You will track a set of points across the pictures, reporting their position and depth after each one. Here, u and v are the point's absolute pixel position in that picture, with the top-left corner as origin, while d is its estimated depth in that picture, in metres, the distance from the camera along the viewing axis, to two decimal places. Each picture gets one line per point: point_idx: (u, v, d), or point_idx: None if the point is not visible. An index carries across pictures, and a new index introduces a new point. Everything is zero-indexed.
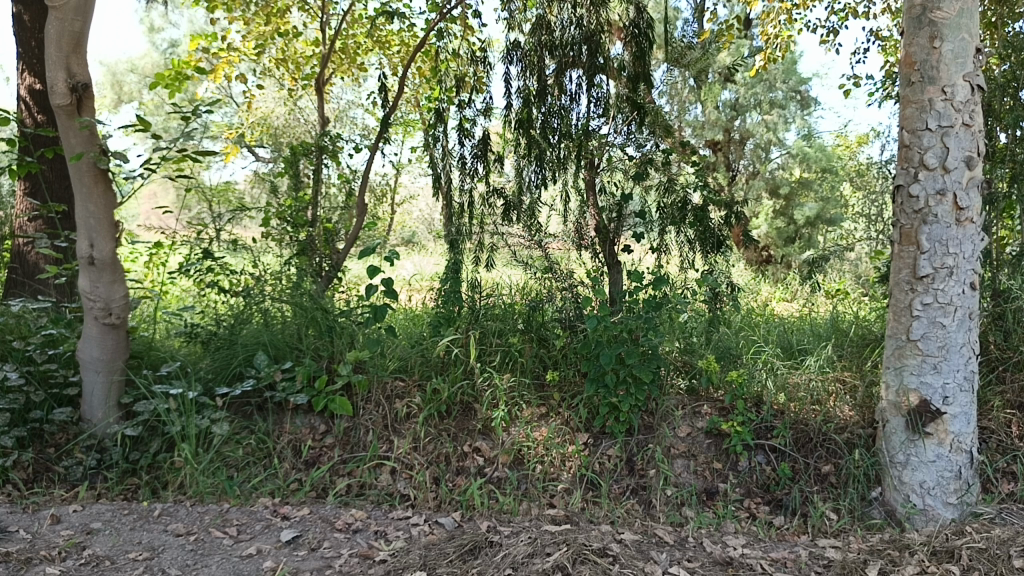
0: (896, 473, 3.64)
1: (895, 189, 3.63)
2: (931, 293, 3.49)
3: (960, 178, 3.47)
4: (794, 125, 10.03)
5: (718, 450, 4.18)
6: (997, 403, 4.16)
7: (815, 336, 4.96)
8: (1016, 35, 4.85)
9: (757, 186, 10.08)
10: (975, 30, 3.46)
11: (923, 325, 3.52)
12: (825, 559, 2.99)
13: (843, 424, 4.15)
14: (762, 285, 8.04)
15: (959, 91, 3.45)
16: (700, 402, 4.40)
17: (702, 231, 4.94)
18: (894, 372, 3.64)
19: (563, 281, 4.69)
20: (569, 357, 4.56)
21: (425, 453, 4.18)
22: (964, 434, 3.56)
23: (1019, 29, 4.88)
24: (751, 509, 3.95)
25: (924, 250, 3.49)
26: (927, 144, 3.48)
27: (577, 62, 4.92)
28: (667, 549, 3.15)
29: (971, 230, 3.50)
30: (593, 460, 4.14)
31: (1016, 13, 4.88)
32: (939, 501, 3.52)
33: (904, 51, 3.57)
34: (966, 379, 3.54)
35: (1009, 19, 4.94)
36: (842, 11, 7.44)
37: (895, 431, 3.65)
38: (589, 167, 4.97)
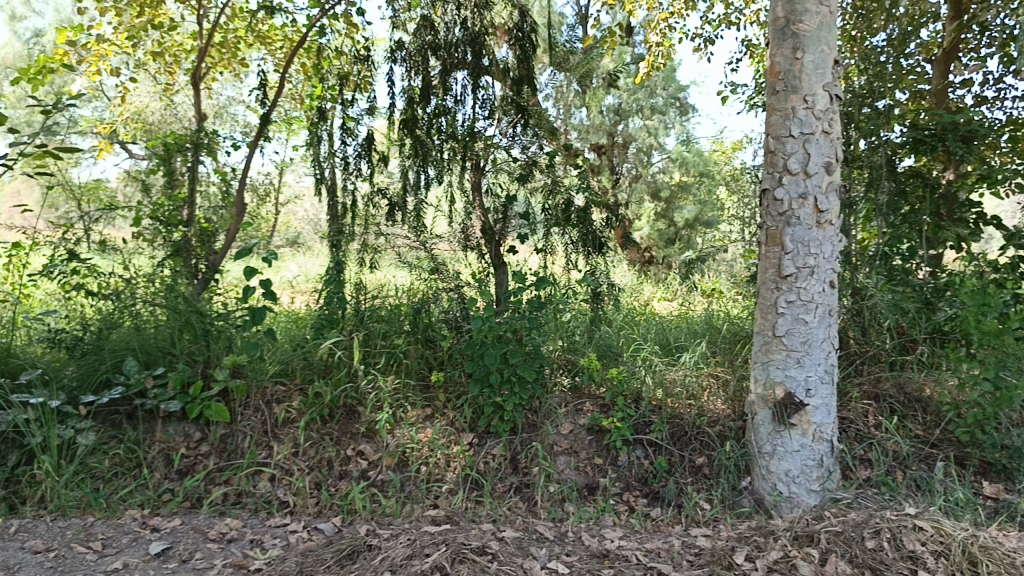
0: (763, 463, 3.83)
1: (761, 193, 3.82)
2: (794, 291, 3.69)
3: (820, 182, 3.67)
4: (673, 131, 10.44)
5: (599, 446, 4.28)
6: (855, 394, 4.40)
7: (693, 334, 5.12)
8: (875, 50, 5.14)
9: (639, 189, 10.41)
10: (834, 43, 3.68)
11: (787, 321, 3.72)
12: (697, 547, 3.04)
13: (715, 417, 4.32)
14: (644, 285, 8.36)
15: (819, 100, 3.65)
16: (582, 399, 4.48)
17: (585, 232, 5.04)
18: (761, 367, 3.83)
19: (449, 283, 4.71)
20: (455, 358, 4.56)
21: (305, 458, 4.11)
22: (825, 425, 3.76)
23: (877, 43, 5.17)
24: (630, 502, 4.05)
25: (788, 250, 3.69)
26: (790, 150, 3.68)
27: (461, 63, 4.95)
28: (546, 544, 3.19)
29: (831, 231, 3.71)
30: (478, 459, 4.15)
31: (873, 27, 5.17)
32: (803, 489, 3.72)
33: (769, 61, 3.76)
34: (826, 372, 3.75)
35: (867, 34, 5.24)
36: (716, 21, 7.77)
37: (763, 423, 3.83)
38: (474, 169, 5.01)
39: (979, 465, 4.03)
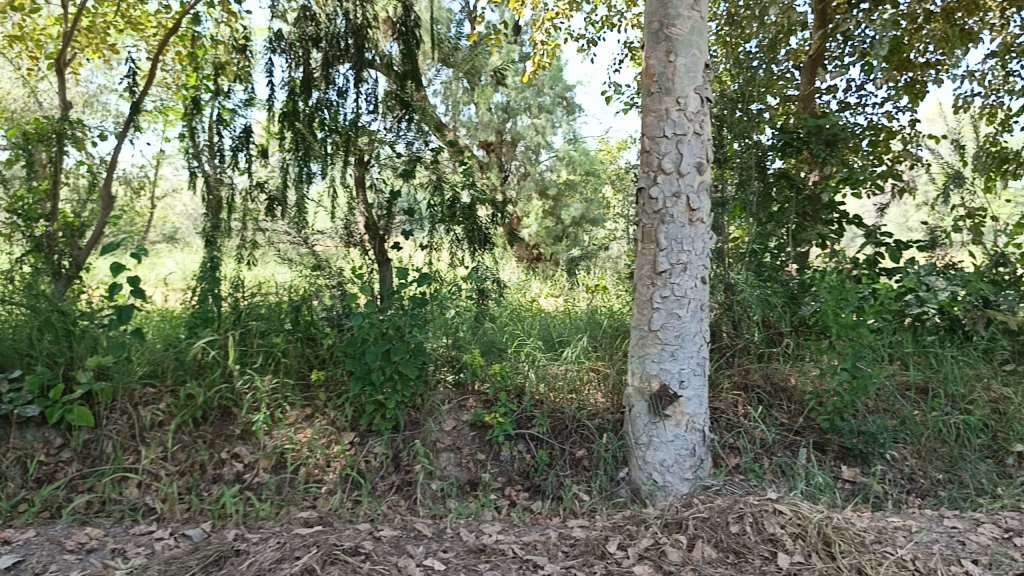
0: (640, 454, 3.93)
1: (637, 191, 3.93)
2: (668, 287, 3.81)
3: (692, 181, 3.80)
4: (559, 130, 10.59)
5: (481, 441, 4.29)
6: (726, 385, 4.57)
7: (576, 330, 5.20)
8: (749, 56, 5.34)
9: (527, 187, 10.51)
10: (704, 48, 3.81)
11: (662, 316, 3.83)
12: (572, 539, 3.09)
13: (595, 410, 4.41)
14: (532, 282, 8.47)
15: (690, 102, 3.78)
16: (465, 395, 4.48)
17: (470, 229, 5.06)
18: (637, 361, 3.93)
19: (330, 278, 4.67)
20: (336, 356, 4.46)
21: (176, 463, 3.96)
22: (697, 415, 3.90)
23: (750, 49, 5.38)
24: (511, 496, 4.08)
25: (662, 247, 3.80)
26: (664, 150, 3.79)
27: (343, 56, 4.87)
28: (424, 541, 3.18)
29: (702, 229, 3.85)
30: (358, 459, 4.10)
31: (746, 34, 5.40)
32: (676, 477, 3.85)
33: (644, 63, 3.86)
34: (698, 365, 3.89)
35: (741, 40, 5.45)
36: (599, 23, 7.93)
37: (639, 415, 3.94)
38: (359, 164, 4.94)
39: (838, 450, 4.26)
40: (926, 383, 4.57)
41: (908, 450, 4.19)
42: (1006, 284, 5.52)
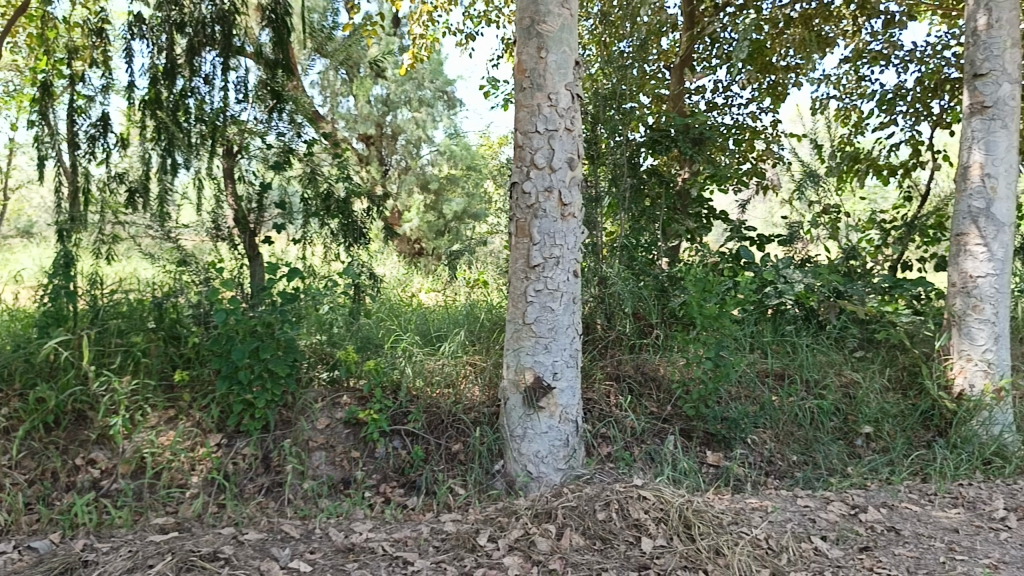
0: (514, 446, 3.96)
1: (511, 186, 3.95)
2: (541, 280, 3.86)
3: (563, 176, 3.86)
4: (440, 124, 10.54)
5: (356, 439, 4.22)
6: (599, 375, 4.67)
7: (454, 324, 5.19)
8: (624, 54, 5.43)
9: (408, 181, 10.42)
10: (575, 45, 3.87)
11: (536, 309, 3.88)
12: (443, 533, 3.08)
13: (471, 404, 4.41)
14: (412, 277, 8.43)
15: (562, 98, 3.83)
16: (339, 392, 4.39)
17: (345, 222, 4.98)
18: (512, 354, 3.96)
19: (197, 275, 4.38)
20: (202, 355, 4.22)
21: (25, 471, 3.73)
22: (570, 406, 3.98)
23: (624, 49, 5.47)
24: (385, 494, 4.04)
25: (535, 241, 3.84)
26: (536, 145, 3.83)
27: (209, 42, 4.68)
28: (290, 543, 3.10)
29: (574, 223, 3.91)
30: (225, 461, 3.96)
31: (620, 34, 5.48)
32: (550, 468, 3.91)
33: (516, 58, 3.88)
34: (571, 356, 3.96)
35: (614, 39, 5.52)
36: (477, 18, 7.93)
37: (514, 407, 3.96)
38: (227, 155, 4.76)
39: (703, 436, 4.44)
40: (784, 370, 4.82)
41: (767, 434, 4.41)
42: (857, 276, 5.87)
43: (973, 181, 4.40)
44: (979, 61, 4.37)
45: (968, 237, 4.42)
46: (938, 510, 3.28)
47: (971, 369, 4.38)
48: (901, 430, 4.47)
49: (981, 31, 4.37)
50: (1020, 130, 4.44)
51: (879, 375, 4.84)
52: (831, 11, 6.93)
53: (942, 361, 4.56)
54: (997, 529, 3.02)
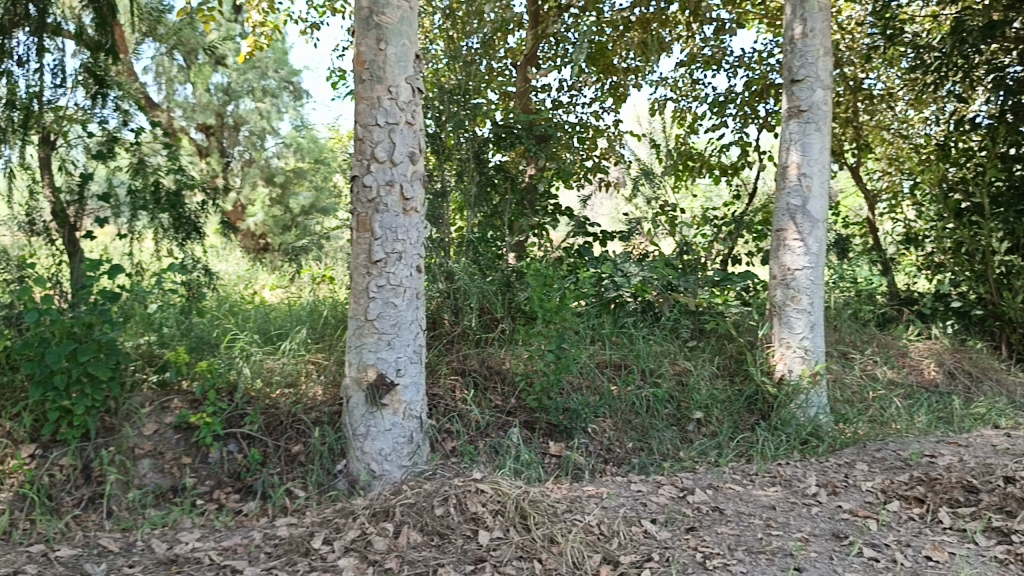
0: (357, 445, 3.88)
1: (350, 179, 3.86)
2: (384, 276, 3.80)
3: (405, 171, 3.82)
4: (286, 115, 10.16)
5: (187, 444, 4.00)
6: (444, 370, 4.67)
7: (297, 321, 5.02)
8: (471, 52, 5.49)
9: (252, 174, 10.03)
10: (415, 38, 3.83)
11: (379, 305, 3.82)
12: (276, 538, 2.98)
13: (312, 403, 4.30)
14: (255, 273, 8.13)
15: (402, 91, 3.78)
16: (169, 396, 4.12)
17: (176, 216, 4.71)
18: (354, 351, 3.89)
19: (11, 274, 4.13)
20: (12, 360, 3.85)
21: None
22: (414, 402, 3.95)
23: (472, 45, 5.50)
24: (219, 500, 3.87)
25: (376, 236, 3.78)
26: (377, 138, 3.76)
27: (19, 20, 4.31)
28: (108, 559, 2.91)
29: (416, 218, 3.88)
30: (40, 473, 3.68)
31: (468, 29, 5.50)
32: (395, 465, 3.87)
33: (355, 50, 3.79)
34: (415, 352, 3.94)
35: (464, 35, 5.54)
36: (322, 8, 7.71)
37: (356, 406, 3.89)
38: (43, 143, 4.38)
39: (546, 427, 4.53)
40: (623, 361, 4.99)
41: (607, 423, 4.55)
42: (689, 270, 6.20)
43: (791, 180, 4.71)
44: (795, 68, 4.68)
45: (787, 233, 4.73)
46: (757, 489, 3.49)
47: (789, 355, 4.69)
48: (729, 414, 4.73)
49: (797, 39, 4.66)
50: (831, 133, 4.79)
51: (709, 363, 5.10)
52: (668, 15, 7.19)
53: (765, 349, 4.86)
54: (808, 504, 3.24)
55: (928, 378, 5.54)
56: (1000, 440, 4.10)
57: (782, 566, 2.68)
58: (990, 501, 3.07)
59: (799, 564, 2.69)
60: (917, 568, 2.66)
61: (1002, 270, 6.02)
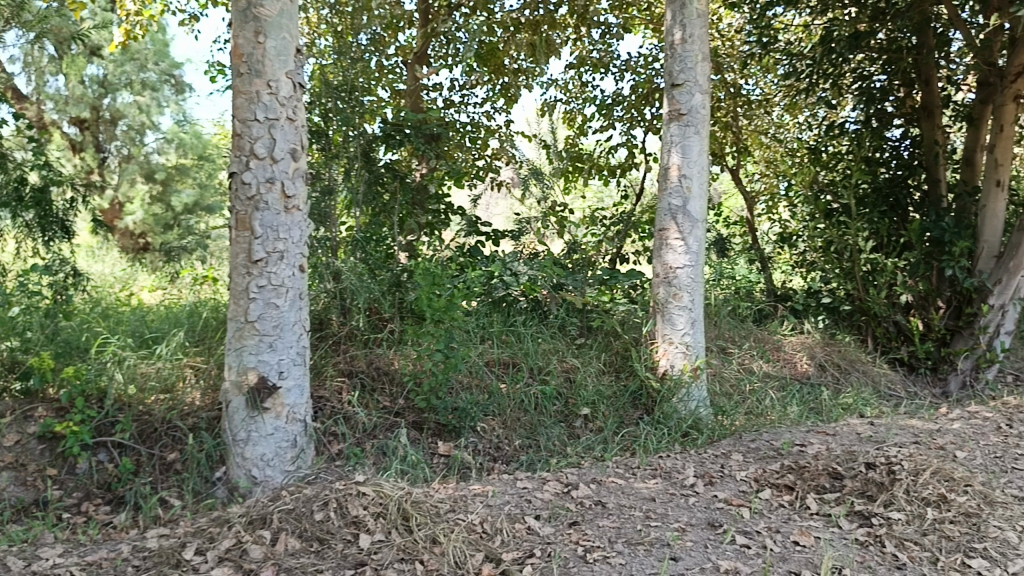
0: (238, 451, 3.75)
1: (228, 176, 3.73)
2: (265, 276, 3.69)
3: (286, 168, 3.72)
4: (167, 110, 9.67)
5: (53, 455, 3.83)
6: (330, 372, 4.59)
7: (175, 324, 4.82)
8: (360, 48, 5.39)
9: (130, 170, 9.56)
10: (296, 32, 3.73)
11: (259, 306, 3.70)
12: (144, 551, 2.85)
13: (189, 409, 4.14)
14: (133, 274, 7.75)
15: (282, 86, 3.68)
16: (33, 404, 3.92)
17: (42, 214, 4.43)
18: (233, 354, 3.75)
19: None
20: None
21: None
22: (297, 405, 3.85)
23: (362, 42, 5.40)
24: (87, 513, 3.67)
25: (257, 235, 3.67)
26: (256, 134, 3.64)
27: None
28: None
29: (298, 216, 3.79)
30: None
31: (356, 25, 5.43)
32: (278, 470, 3.77)
33: (232, 42, 3.65)
34: (298, 354, 3.84)
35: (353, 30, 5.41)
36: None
37: (236, 410, 3.75)
38: None
39: (434, 427, 4.52)
40: (512, 359, 5.02)
41: (496, 421, 4.57)
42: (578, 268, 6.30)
43: (672, 181, 4.85)
44: (676, 72, 4.81)
45: (669, 232, 4.87)
46: (639, 482, 3.57)
47: (672, 351, 4.83)
48: (614, 410, 4.82)
49: (677, 44, 4.79)
50: (709, 137, 4.96)
51: (596, 360, 5.20)
52: (556, 18, 7.27)
53: (649, 345, 4.99)
54: (686, 495, 3.35)
55: (801, 370, 5.81)
56: (864, 428, 4.34)
57: (658, 557, 2.74)
58: (852, 486, 3.24)
59: (675, 554, 2.77)
60: (785, 553, 2.77)
61: (868, 268, 6.34)
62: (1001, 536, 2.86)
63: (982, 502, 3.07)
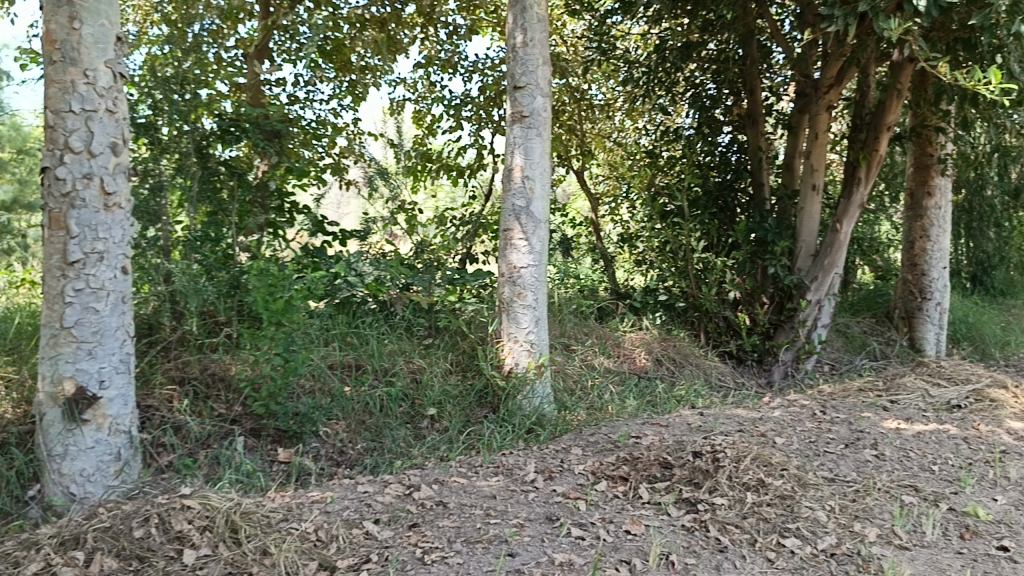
0: (53, 467, 3.46)
1: (39, 172, 3.44)
2: (82, 278, 3.44)
3: (105, 163, 3.48)
4: None
5: None
6: (159, 380, 4.36)
7: None
8: (196, 37, 5.28)
9: None
10: (115, 19, 3.50)
11: (76, 311, 3.44)
12: None
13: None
14: None
15: (100, 77, 3.44)
16: None
17: None
18: (47, 363, 3.46)
19: None
20: None
21: None
22: (121, 416, 3.62)
23: (196, 32, 5.31)
24: None
25: (73, 234, 3.41)
26: (71, 127, 3.39)
27: None
28: None
29: (119, 215, 3.57)
30: None
31: (190, 16, 5.30)
32: (100, 486, 3.53)
33: (42, 27, 3.37)
34: (121, 362, 3.62)
35: (189, 21, 5.32)
36: None
37: (52, 423, 3.46)
38: None
39: (273, 433, 4.38)
40: (356, 361, 4.93)
41: (339, 425, 4.48)
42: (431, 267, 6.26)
43: (515, 182, 4.91)
44: (518, 74, 4.88)
45: (513, 233, 4.93)
46: (480, 480, 3.60)
47: (517, 349, 4.89)
48: (460, 409, 4.83)
49: (518, 47, 4.86)
50: (551, 139, 5.05)
51: (442, 360, 5.19)
52: (404, 17, 7.23)
53: (495, 344, 5.02)
54: (527, 491, 3.41)
55: (639, 365, 6.04)
56: (695, 418, 4.57)
57: (496, 554, 2.77)
58: (681, 474, 3.39)
59: (512, 550, 2.80)
60: (617, 543, 2.86)
61: (700, 266, 6.66)
62: (811, 515, 3.07)
63: (796, 484, 3.29)
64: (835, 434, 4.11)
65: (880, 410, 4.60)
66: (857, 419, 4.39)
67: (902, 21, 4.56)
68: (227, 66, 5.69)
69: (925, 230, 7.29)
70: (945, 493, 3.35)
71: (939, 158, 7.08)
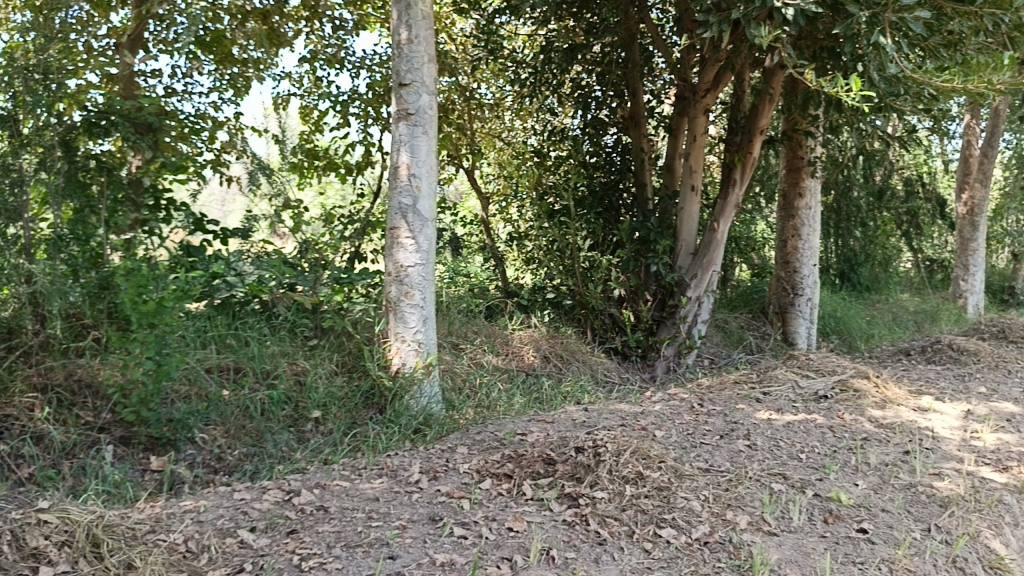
0: None
1: None
2: None
3: None
4: None
5: None
6: (19, 388, 4.11)
7: None
8: (64, 25, 5.04)
9: None
10: None
11: None
12: None
13: None
14: None
15: None
16: None
17: None
18: None
19: None
20: None
21: None
22: None
23: (65, 20, 5.08)
24: None
25: None
26: None
27: None
28: None
29: None
30: None
31: (56, 3, 5.06)
32: None
33: None
34: None
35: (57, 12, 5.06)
36: None
37: None
38: None
39: (145, 441, 4.19)
40: (236, 364, 4.78)
41: (217, 431, 4.33)
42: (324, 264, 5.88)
43: (401, 180, 4.86)
44: (403, 71, 4.82)
45: (399, 232, 4.88)
46: (364, 482, 3.54)
47: (404, 349, 4.85)
48: (345, 411, 4.75)
49: (403, 44, 4.81)
50: (437, 137, 5.03)
51: (327, 361, 5.08)
52: (287, 10, 7.03)
53: (381, 344, 4.96)
54: (410, 492, 3.38)
55: (527, 362, 6.09)
56: (579, 414, 4.65)
57: (375, 557, 2.73)
58: (564, 469, 3.44)
59: (393, 553, 2.77)
60: (499, 540, 2.87)
61: (586, 264, 6.74)
62: (686, 505, 3.16)
63: (673, 476, 3.39)
64: (711, 426, 4.26)
65: (753, 402, 4.79)
66: (732, 411, 4.57)
67: (772, 29, 4.77)
68: (99, 57, 5.48)
69: (797, 230, 7.65)
70: (811, 480, 3.52)
71: (809, 161, 7.45)
